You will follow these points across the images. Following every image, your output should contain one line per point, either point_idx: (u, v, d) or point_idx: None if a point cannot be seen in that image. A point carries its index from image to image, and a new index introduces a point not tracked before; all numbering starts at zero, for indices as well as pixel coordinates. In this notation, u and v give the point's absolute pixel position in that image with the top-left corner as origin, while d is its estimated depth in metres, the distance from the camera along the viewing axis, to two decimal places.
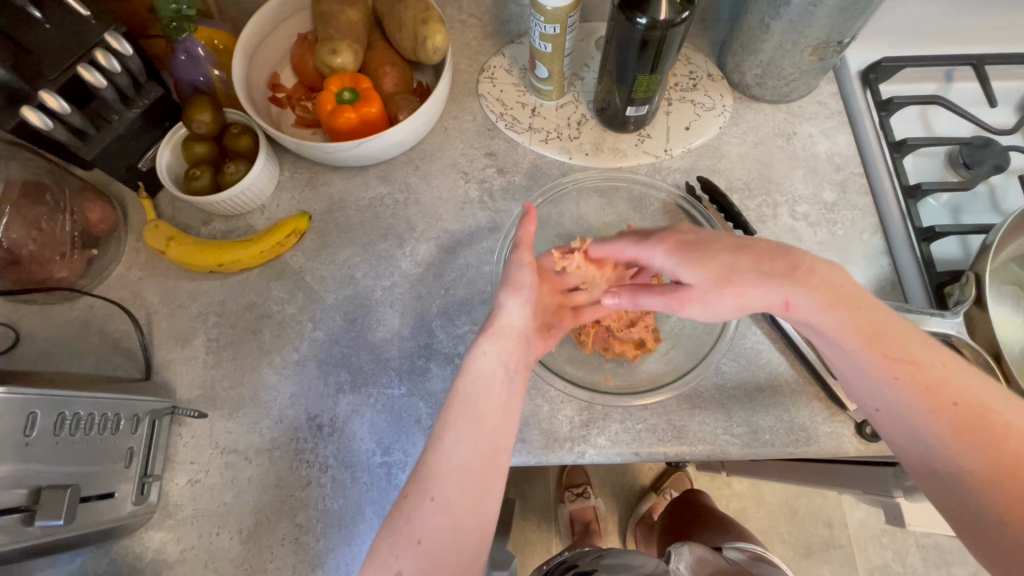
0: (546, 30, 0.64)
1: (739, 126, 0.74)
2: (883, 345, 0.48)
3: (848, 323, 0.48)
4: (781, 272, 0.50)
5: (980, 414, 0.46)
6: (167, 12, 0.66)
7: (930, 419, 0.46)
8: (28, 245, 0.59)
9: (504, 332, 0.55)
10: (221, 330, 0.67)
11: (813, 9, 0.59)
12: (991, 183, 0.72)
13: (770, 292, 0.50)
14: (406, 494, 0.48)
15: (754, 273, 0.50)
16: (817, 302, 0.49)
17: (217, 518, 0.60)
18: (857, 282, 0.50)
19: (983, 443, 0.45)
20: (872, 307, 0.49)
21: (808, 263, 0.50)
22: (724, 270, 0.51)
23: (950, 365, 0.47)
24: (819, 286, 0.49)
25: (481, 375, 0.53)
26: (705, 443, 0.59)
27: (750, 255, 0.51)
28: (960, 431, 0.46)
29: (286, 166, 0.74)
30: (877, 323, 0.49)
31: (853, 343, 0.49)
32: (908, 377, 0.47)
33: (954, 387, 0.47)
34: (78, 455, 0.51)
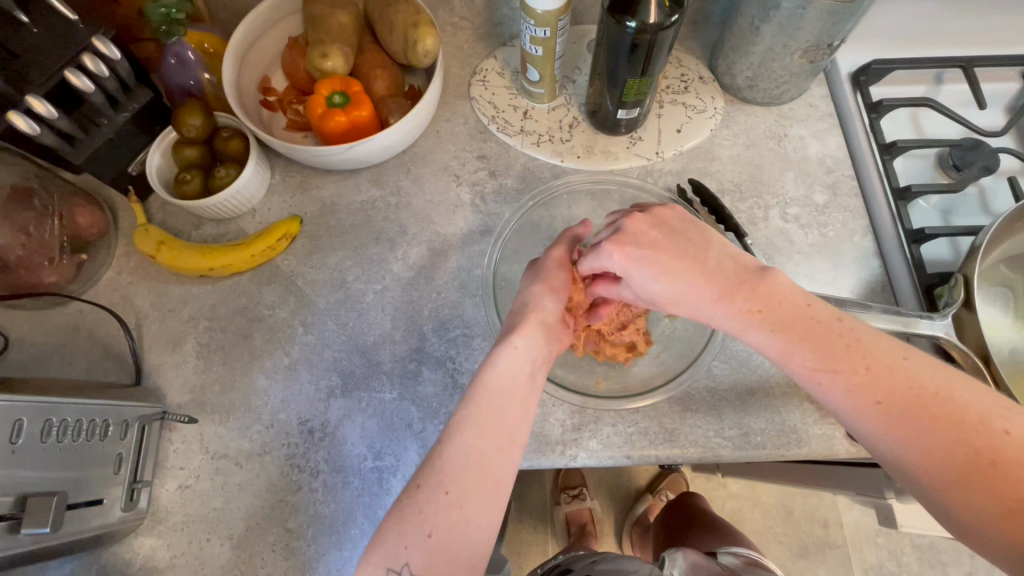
0: (536, 33, 0.64)
1: (730, 128, 0.74)
2: (803, 352, 0.49)
3: (777, 335, 0.50)
4: (709, 290, 0.51)
5: (922, 402, 0.45)
6: (156, 16, 0.63)
7: (872, 418, 0.47)
8: (16, 251, 0.59)
9: (536, 325, 0.56)
10: (212, 334, 0.67)
11: (802, 12, 0.59)
12: (981, 185, 0.72)
13: (700, 308, 0.52)
14: (419, 484, 0.48)
15: (687, 289, 0.51)
16: (734, 320, 0.51)
17: (208, 524, 0.60)
18: (776, 287, 0.51)
19: (929, 432, 0.45)
20: (800, 312, 0.50)
21: (733, 273, 0.52)
22: (660, 285, 0.52)
23: (873, 360, 0.47)
24: (743, 299, 0.51)
25: (508, 369, 0.52)
26: (697, 446, 0.59)
27: (682, 269, 0.52)
28: (903, 425, 0.46)
29: (278, 170, 0.73)
30: (797, 330, 0.49)
31: (784, 354, 0.50)
32: (842, 379, 0.47)
33: (890, 380, 0.47)
34: (66, 461, 0.51)
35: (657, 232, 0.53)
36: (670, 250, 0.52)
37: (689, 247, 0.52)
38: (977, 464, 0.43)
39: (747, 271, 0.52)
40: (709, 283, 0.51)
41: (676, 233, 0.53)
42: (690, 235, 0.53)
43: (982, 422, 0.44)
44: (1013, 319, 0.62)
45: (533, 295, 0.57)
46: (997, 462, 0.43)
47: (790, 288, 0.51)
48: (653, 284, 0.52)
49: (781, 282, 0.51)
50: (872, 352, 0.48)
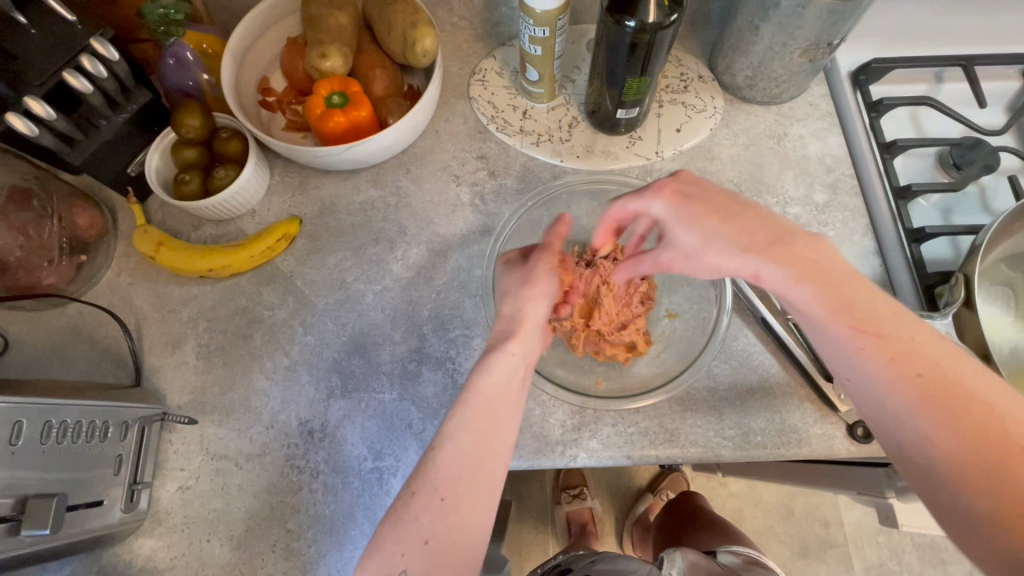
0: (535, 33, 0.63)
1: (730, 127, 0.74)
2: (848, 315, 0.47)
3: (818, 291, 0.47)
4: (757, 240, 0.48)
5: (951, 385, 0.44)
6: (154, 18, 0.63)
7: (899, 390, 0.45)
8: (15, 252, 0.59)
9: (529, 329, 0.55)
10: (211, 335, 0.67)
11: (802, 11, 0.59)
12: (981, 184, 0.72)
13: (741, 261, 0.48)
14: (414, 493, 0.47)
15: (734, 240, 0.49)
16: (784, 273, 0.48)
17: (208, 524, 0.60)
18: (830, 251, 0.49)
19: (951, 415, 0.43)
20: (847, 279, 0.48)
21: (785, 230, 0.49)
22: (707, 238, 0.50)
23: (915, 334, 0.46)
24: (793, 254, 0.48)
25: (500, 376, 0.52)
26: (697, 446, 0.59)
27: (736, 223, 0.49)
28: (927, 403, 0.44)
29: (277, 170, 0.73)
30: (843, 293, 0.47)
31: (823, 314, 0.47)
32: (874, 346, 0.46)
33: (922, 357, 0.45)
34: (67, 462, 0.51)
35: (713, 189, 0.52)
36: (724, 208, 0.50)
37: (743, 209, 0.50)
38: (1003, 455, 0.41)
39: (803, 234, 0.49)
40: (761, 236, 0.48)
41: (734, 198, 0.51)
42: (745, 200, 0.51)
43: (1010, 416, 0.42)
44: (1013, 318, 0.62)
45: (526, 302, 0.56)
46: (1013, 455, 0.41)
47: (841, 256, 0.49)
48: (695, 239, 0.50)
49: (831, 250, 0.49)
50: (910, 329, 0.46)
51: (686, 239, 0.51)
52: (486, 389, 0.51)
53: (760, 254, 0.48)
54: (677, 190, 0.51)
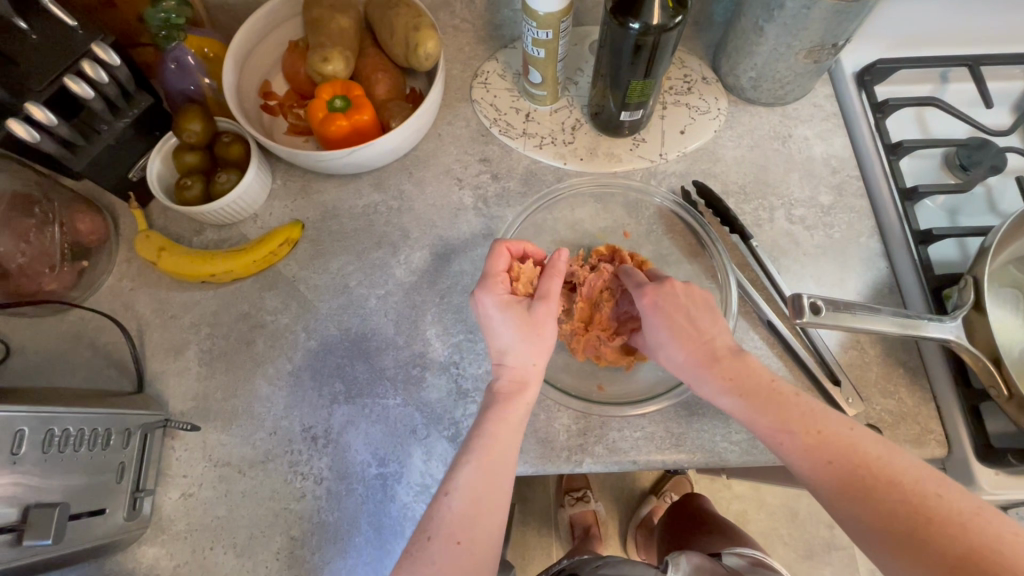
0: (539, 35, 0.63)
1: (734, 129, 0.73)
2: (771, 413, 0.49)
3: (745, 401, 0.50)
4: (699, 356, 0.53)
5: (865, 465, 0.45)
6: (156, 22, 0.63)
7: (828, 480, 0.46)
8: (17, 258, 0.59)
9: (529, 377, 0.54)
10: (214, 341, 0.66)
11: (807, 12, 0.59)
12: (988, 185, 0.71)
13: (685, 372, 0.54)
14: (430, 536, 0.46)
15: (677, 355, 0.54)
16: (714, 385, 0.52)
17: (211, 532, 0.59)
18: (752, 363, 0.53)
19: (871, 496, 0.44)
20: (771, 385, 0.51)
21: (722, 348, 0.54)
22: (659, 344, 0.56)
23: (831, 425, 0.48)
24: (722, 371, 0.52)
25: (508, 423, 0.52)
26: (703, 451, 0.59)
27: (674, 337, 0.54)
28: (851, 485, 0.45)
29: (279, 174, 0.73)
30: (768, 396, 0.50)
31: (751, 418, 0.50)
32: (795, 441, 0.48)
33: (840, 445, 0.46)
34: (70, 471, 0.51)
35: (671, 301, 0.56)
36: (678, 315, 0.55)
37: (687, 321, 0.55)
38: (924, 524, 0.41)
39: (733, 349, 0.54)
40: (696, 352, 0.54)
41: (691, 304, 0.56)
42: (688, 306, 0.56)
43: (922, 487, 0.43)
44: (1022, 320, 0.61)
45: (518, 354, 0.53)
46: (926, 522, 0.41)
47: (763, 366, 0.53)
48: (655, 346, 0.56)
49: (754, 362, 0.53)
50: (821, 418, 0.48)
51: (657, 337, 0.56)
52: (492, 431, 0.51)
53: (694, 366, 0.53)
54: (657, 288, 0.56)
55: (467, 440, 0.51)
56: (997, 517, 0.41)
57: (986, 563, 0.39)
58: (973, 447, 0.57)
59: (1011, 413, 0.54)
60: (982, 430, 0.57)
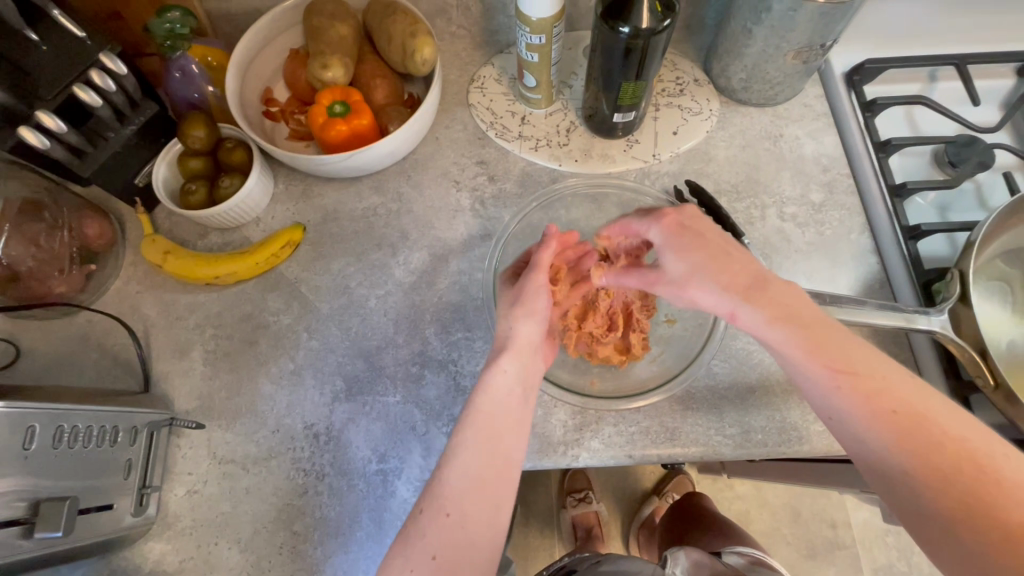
0: (532, 40, 0.65)
1: (726, 129, 0.75)
2: (824, 353, 0.48)
3: (799, 335, 0.49)
4: (744, 284, 0.51)
5: (927, 422, 0.45)
6: (160, 33, 0.64)
7: (885, 431, 0.46)
8: (27, 261, 0.61)
9: (520, 348, 0.56)
10: (218, 341, 0.68)
11: (794, 14, 0.60)
12: (978, 181, 0.72)
13: (724, 301, 0.51)
14: (421, 509, 0.48)
15: (718, 282, 0.51)
16: (762, 315, 0.50)
17: (216, 528, 0.61)
18: (798, 294, 0.51)
19: (929, 453, 0.44)
20: (822, 323, 0.50)
21: (767, 277, 0.52)
22: (687, 270, 0.53)
23: (887, 372, 0.48)
24: (772, 301, 0.50)
25: (498, 394, 0.53)
26: (697, 444, 0.60)
27: (715, 264, 0.52)
28: (911, 440, 0.45)
29: (281, 179, 0.75)
30: (821, 333, 0.49)
31: (803, 354, 0.49)
32: (852, 385, 0.47)
33: (896, 394, 0.47)
34: (77, 468, 0.52)
35: (702, 230, 0.54)
36: (704, 242, 0.53)
37: (729, 251, 0.53)
38: (984, 488, 0.43)
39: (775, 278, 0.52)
40: (735, 278, 0.51)
41: (717, 233, 0.54)
42: (723, 239, 0.54)
43: (983, 449, 0.44)
44: (1010, 314, 0.62)
45: (513, 319, 0.57)
46: (989, 487, 0.43)
47: (811, 301, 0.52)
48: (681, 267, 0.53)
49: (800, 294, 0.52)
50: (865, 361, 0.48)
51: (674, 266, 0.54)
52: (485, 408, 0.52)
53: (739, 294, 0.51)
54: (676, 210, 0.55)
55: (461, 416, 0.52)
56: None
57: None
58: None
59: (998, 403, 0.54)
60: None
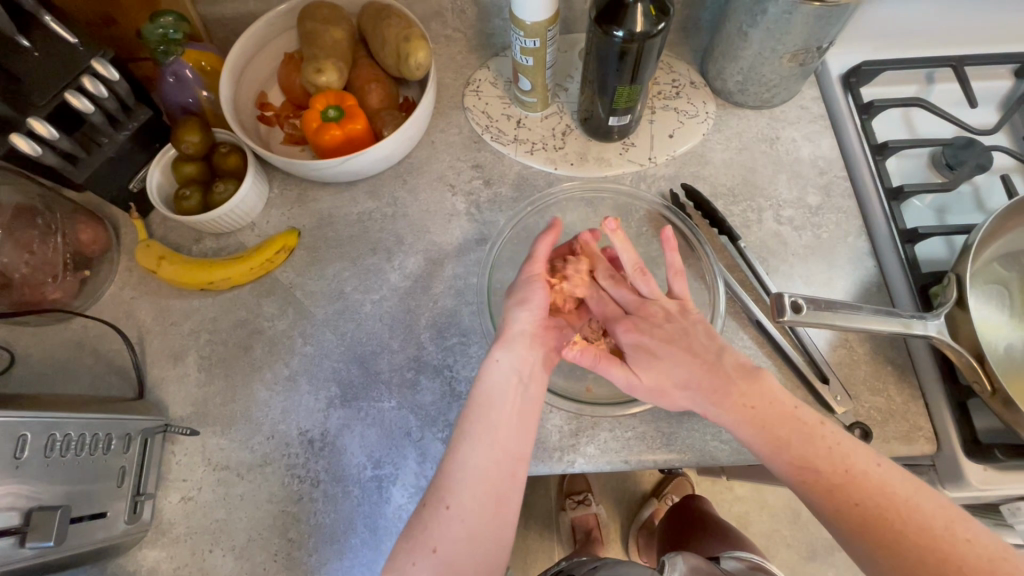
0: (526, 44, 0.64)
1: (722, 132, 0.74)
2: (786, 452, 0.50)
3: (765, 436, 0.51)
4: (712, 384, 0.53)
5: (889, 510, 0.46)
6: (154, 37, 0.64)
7: (848, 526, 0.47)
8: (20, 268, 0.60)
9: (515, 338, 0.57)
10: (213, 347, 0.67)
11: (789, 16, 0.60)
12: (976, 183, 0.72)
13: (694, 404, 0.54)
14: (425, 503, 0.51)
15: (686, 387, 0.54)
16: (727, 416, 0.53)
17: (210, 535, 0.60)
18: (769, 387, 0.52)
19: (891, 543, 0.45)
20: (790, 419, 0.51)
21: (732, 368, 0.54)
22: (661, 376, 0.55)
23: (849, 462, 0.49)
24: (738, 398, 0.52)
25: (496, 384, 0.55)
26: (693, 449, 0.60)
27: (676, 368, 0.55)
28: (873, 534, 0.46)
29: (276, 183, 0.75)
30: (783, 431, 0.51)
31: (770, 453, 0.51)
32: (813, 481, 0.49)
33: (858, 486, 0.47)
34: (70, 476, 0.52)
35: (660, 332, 0.57)
36: (676, 342, 0.56)
37: (694, 346, 0.56)
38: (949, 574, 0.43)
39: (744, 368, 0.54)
40: (705, 377, 0.54)
41: (674, 330, 0.57)
42: (684, 334, 0.57)
43: (947, 533, 0.44)
44: (1008, 317, 0.62)
45: (509, 311, 0.59)
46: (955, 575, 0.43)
47: (780, 388, 0.53)
48: (647, 377, 0.56)
49: (770, 383, 0.53)
50: (819, 438, 0.50)
51: (640, 376, 0.56)
52: (482, 400, 0.54)
53: (705, 396, 0.54)
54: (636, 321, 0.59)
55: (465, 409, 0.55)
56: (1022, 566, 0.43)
57: None
58: (961, 444, 0.57)
59: (996, 408, 0.54)
60: (969, 427, 0.57)
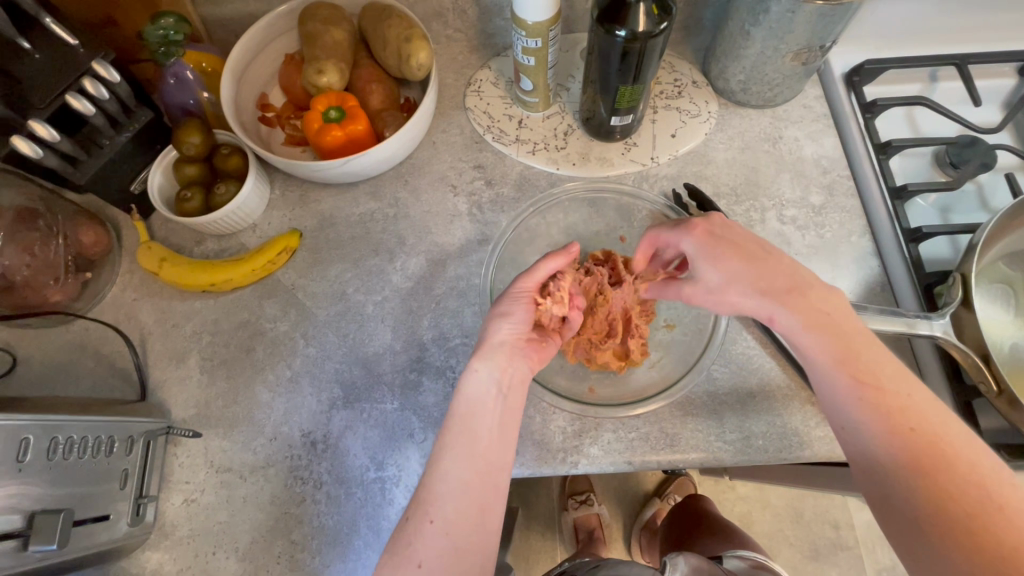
0: (528, 44, 0.64)
1: (725, 132, 0.74)
2: (852, 366, 0.49)
3: (831, 343, 0.50)
4: (783, 287, 0.52)
5: (942, 441, 0.45)
6: (155, 39, 0.64)
7: (898, 444, 0.46)
8: (22, 271, 0.60)
9: (495, 349, 0.55)
10: (215, 348, 0.67)
11: (792, 15, 0.59)
12: (980, 182, 0.72)
13: (762, 305, 0.52)
14: (407, 516, 0.49)
15: (757, 285, 0.52)
16: (799, 319, 0.51)
17: (214, 537, 0.60)
18: (839, 300, 0.52)
19: (938, 469, 0.44)
20: (858, 334, 0.50)
21: (807, 280, 0.52)
22: (733, 276, 0.53)
23: (911, 390, 0.48)
24: (810, 305, 0.51)
25: (476, 394, 0.53)
26: (698, 450, 0.59)
27: (753, 269, 0.52)
28: (922, 458, 0.45)
29: (277, 185, 0.74)
30: (853, 345, 0.50)
31: (833, 362, 0.49)
32: (874, 398, 0.48)
33: (918, 414, 0.47)
34: (73, 478, 0.52)
35: (734, 234, 0.55)
36: (759, 253, 0.53)
37: (767, 253, 0.54)
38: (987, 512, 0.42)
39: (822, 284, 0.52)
40: (779, 278, 0.52)
41: (747, 235, 0.55)
42: (759, 242, 0.54)
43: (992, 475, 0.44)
44: (1013, 316, 0.62)
45: (491, 323, 0.57)
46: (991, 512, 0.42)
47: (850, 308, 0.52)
48: (718, 275, 0.54)
49: (839, 300, 0.52)
50: (884, 363, 0.49)
51: (710, 275, 0.54)
52: (462, 409, 0.53)
53: (778, 297, 0.51)
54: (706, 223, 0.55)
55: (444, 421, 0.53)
56: None
57: None
58: None
59: (1002, 408, 0.54)
60: (974, 427, 0.57)
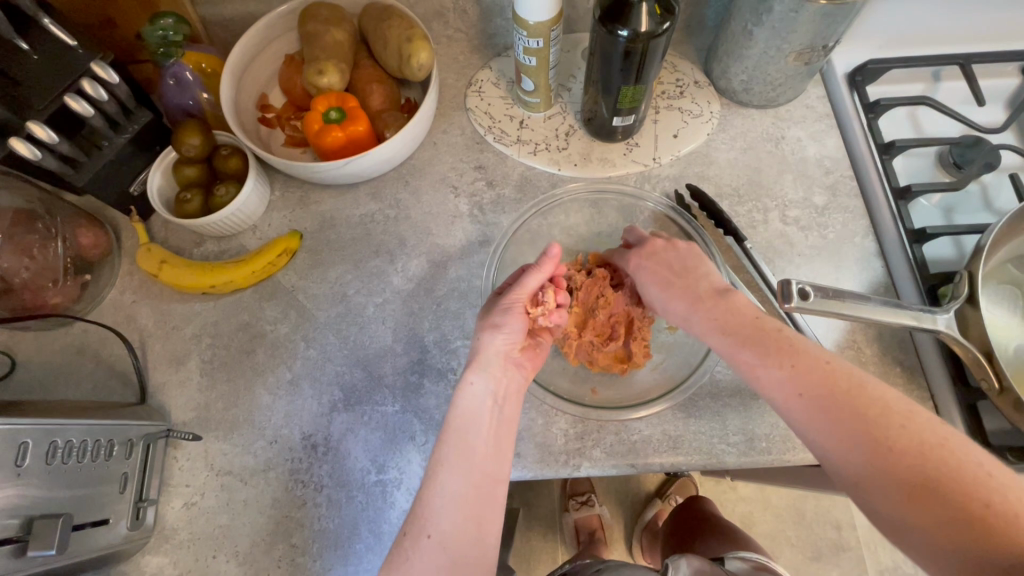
0: (529, 44, 0.64)
1: (727, 132, 0.74)
2: (745, 350, 0.53)
3: (729, 337, 0.54)
4: (686, 300, 0.58)
5: (837, 392, 0.47)
6: (154, 40, 0.63)
7: (801, 408, 0.48)
8: (21, 273, 0.60)
9: (490, 360, 0.56)
10: (215, 351, 0.67)
11: (795, 15, 0.59)
12: (983, 182, 0.71)
13: (675, 316, 0.59)
14: (405, 531, 0.48)
15: (669, 301, 0.59)
16: (703, 325, 0.57)
17: (214, 541, 0.60)
18: (736, 299, 0.57)
19: (837, 419, 0.46)
20: (750, 322, 0.54)
21: (706, 290, 0.58)
22: (657, 305, 0.61)
23: (802, 355, 0.50)
24: (708, 312, 0.57)
25: (470, 406, 0.54)
26: (701, 453, 0.59)
27: (664, 288, 0.60)
28: (820, 415, 0.47)
29: (277, 186, 0.74)
30: (749, 331, 0.54)
31: (731, 351, 0.54)
32: (771, 372, 0.50)
33: (813, 373, 0.49)
34: (72, 482, 0.51)
35: (659, 256, 0.62)
36: (664, 270, 0.61)
37: (680, 272, 0.60)
38: (889, 450, 0.44)
39: (715, 288, 0.58)
40: (681, 290, 0.59)
41: (673, 256, 0.62)
42: (674, 263, 0.61)
43: (889, 413, 0.45)
44: (1017, 317, 0.61)
45: (483, 335, 0.57)
46: (891, 449, 0.44)
47: (750, 302, 0.56)
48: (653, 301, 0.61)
49: (739, 300, 0.57)
50: (775, 337, 0.52)
51: (648, 301, 0.62)
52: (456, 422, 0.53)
53: (688, 308, 0.58)
54: (640, 250, 0.63)
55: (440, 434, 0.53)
56: (963, 446, 0.43)
57: (946, 488, 0.41)
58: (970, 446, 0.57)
59: (1006, 410, 0.53)
60: (978, 428, 0.57)
